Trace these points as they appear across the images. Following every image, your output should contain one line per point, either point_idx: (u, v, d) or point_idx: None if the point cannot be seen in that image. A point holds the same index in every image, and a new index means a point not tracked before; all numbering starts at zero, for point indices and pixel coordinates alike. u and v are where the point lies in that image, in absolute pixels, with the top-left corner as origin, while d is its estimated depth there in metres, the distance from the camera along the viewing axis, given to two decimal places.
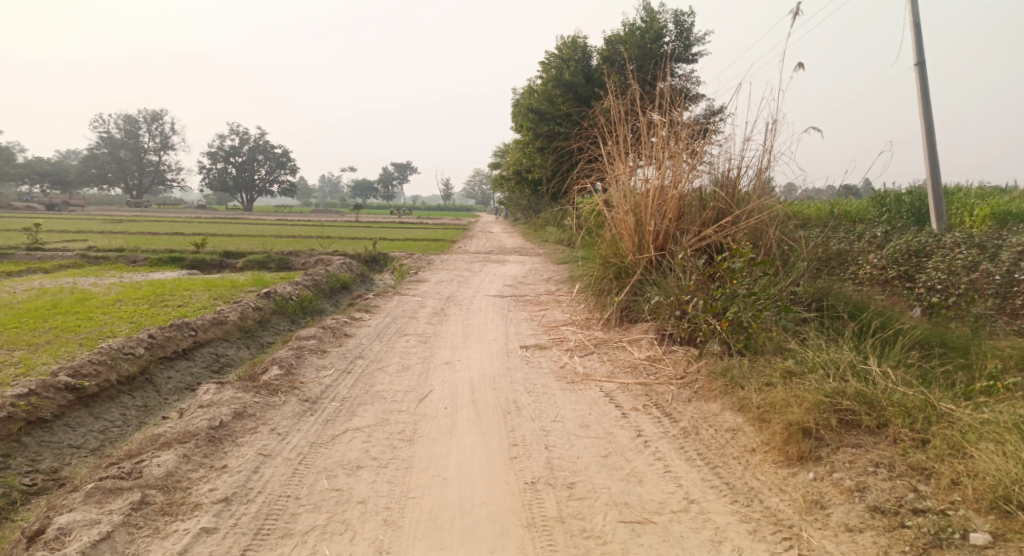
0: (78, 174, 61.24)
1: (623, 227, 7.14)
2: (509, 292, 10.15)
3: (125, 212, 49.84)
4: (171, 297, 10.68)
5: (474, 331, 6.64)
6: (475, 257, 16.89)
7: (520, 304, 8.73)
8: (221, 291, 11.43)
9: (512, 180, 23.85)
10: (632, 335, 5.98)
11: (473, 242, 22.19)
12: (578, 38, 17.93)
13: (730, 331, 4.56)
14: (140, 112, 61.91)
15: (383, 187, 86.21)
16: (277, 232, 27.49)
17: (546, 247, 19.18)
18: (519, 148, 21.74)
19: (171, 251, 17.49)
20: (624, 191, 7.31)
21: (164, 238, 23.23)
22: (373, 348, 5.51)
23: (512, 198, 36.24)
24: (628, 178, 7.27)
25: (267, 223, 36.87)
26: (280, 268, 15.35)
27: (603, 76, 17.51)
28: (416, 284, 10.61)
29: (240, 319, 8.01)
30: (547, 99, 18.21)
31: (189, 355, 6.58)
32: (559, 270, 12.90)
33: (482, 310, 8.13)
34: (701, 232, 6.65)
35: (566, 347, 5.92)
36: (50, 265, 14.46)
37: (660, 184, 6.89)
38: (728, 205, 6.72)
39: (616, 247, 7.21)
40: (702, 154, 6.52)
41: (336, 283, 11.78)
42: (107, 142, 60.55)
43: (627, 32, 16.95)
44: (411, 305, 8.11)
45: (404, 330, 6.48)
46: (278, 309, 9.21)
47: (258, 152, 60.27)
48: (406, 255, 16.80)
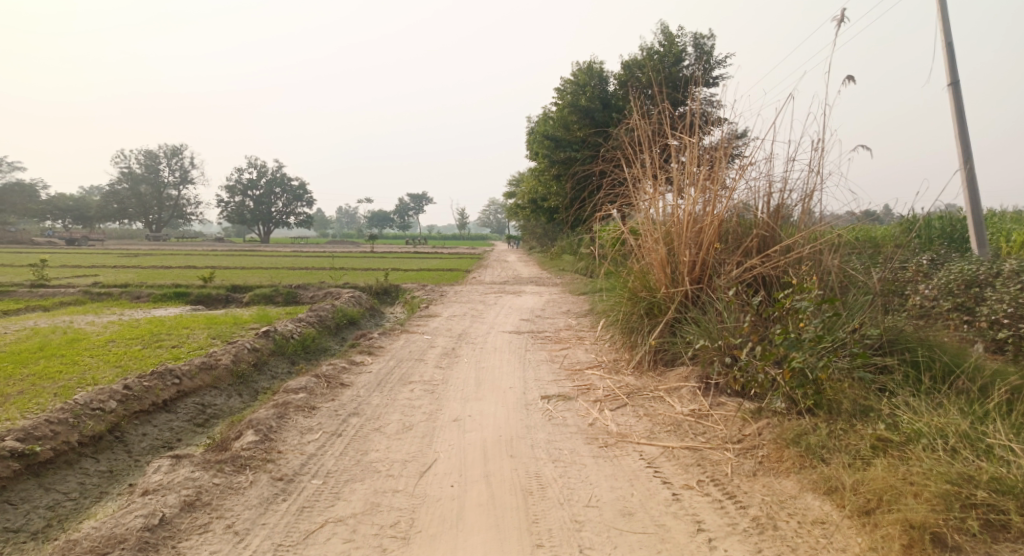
0: (98, 209, 61.90)
1: (653, 257, 6.42)
2: (526, 327, 9.41)
3: (143, 246, 50.09)
4: (168, 336, 10.07)
5: (488, 377, 5.89)
6: (490, 288, 16.21)
7: (538, 342, 7.99)
8: (222, 329, 10.80)
9: (527, 209, 23.28)
10: (672, 383, 5.21)
11: (488, 272, 21.55)
12: (594, 63, 17.41)
13: (796, 383, 3.79)
14: (159, 147, 62.61)
15: (399, 217, 86.50)
16: (289, 264, 27.06)
17: (563, 277, 18.48)
18: (534, 177, 21.20)
19: (177, 285, 16.99)
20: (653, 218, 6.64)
21: (175, 271, 22.87)
22: (373, 401, 4.78)
23: (528, 228, 35.76)
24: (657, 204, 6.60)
25: (281, 255, 36.67)
26: (287, 302, 14.76)
27: (621, 102, 16.97)
28: (427, 319, 9.91)
29: (234, 362, 7.34)
30: (563, 125, 17.69)
31: (171, 407, 5.91)
32: (578, 303, 12.14)
33: (497, 349, 7.38)
34: (744, 262, 5.92)
35: (593, 397, 5.16)
36: (51, 302, 13.96)
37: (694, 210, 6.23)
38: (771, 230, 5.98)
39: (645, 279, 6.48)
40: (740, 176, 5.86)
41: (342, 318, 11.12)
42: (127, 177, 61.29)
43: (644, 56, 16.46)
44: (419, 344, 7.39)
45: (409, 376, 5.76)
46: (276, 349, 8.53)
47: (275, 185, 60.61)
48: (419, 287, 16.17)
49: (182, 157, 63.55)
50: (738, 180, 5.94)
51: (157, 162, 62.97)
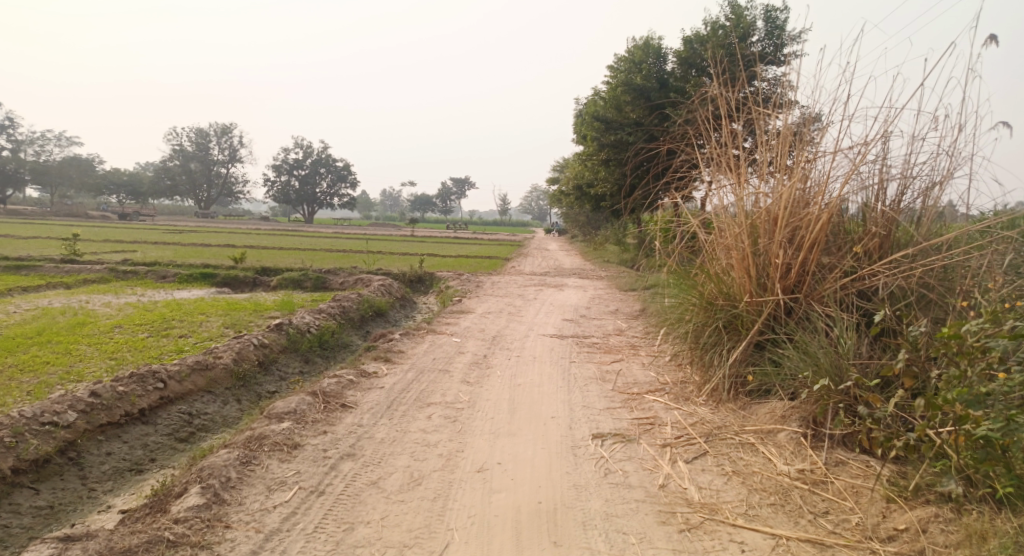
0: (150, 184, 62.87)
1: (736, 259, 5.25)
2: (570, 329, 8.28)
3: (189, 222, 50.47)
4: (179, 323, 9.25)
5: (526, 401, 4.77)
6: (531, 279, 15.06)
7: (585, 351, 6.85)
8: (239, 317, 9.96)
9: (571, 196, 22.00)
10: (763, 422, 4.05)
11: (530, 261, 20.43)
12: (651, 39, 15.96)
13: (980, 461, 2.64)
14: (210, 126, 63.14)
15: (442, 202, 86.10)
16: (327, 246, 26.40)
17: (612, 270, 17.23)
18: (580, 162, 19.93)
19: (207, 265, 16.30)
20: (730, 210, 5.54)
21: (211, 250, 22.33)
22: (377, 434, 3.73)
23: (572, 215, 34.51)
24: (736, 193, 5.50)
25: (320, 236, 36.20)
26: (315, 289, 13.89)
27: (680, 82, 15.57)
28: (459, 316, 8.82)
29: (236, 361, 6.40)
30: (615, 106, 16.36)
31: (150, 418, 4.99)
32: (628, 302, 10.90)
33: (537, 359, 6.27)
34: (857, 270, 4.71)
35: (660, 438, 4.01)
36: (73, 280, 13.36)
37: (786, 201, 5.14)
38: (890, 226, 4.79)
39: (724, 285, 5.34)
40: (850, 158, 4.69)
41: (368, 309, 10.15)
42: (177, 153, 62.04)
43: (709, 31, 15.02)
44: (447, 350, 6.31)
45: (429, 396, 4.69)
46: (288, 345, 7.58)
47: (320, 166, 60.54)
48: (455, 275, 15.16)
49: (231, 136, 64.04)
50: (846, 164, 4.78)
51: (207, 140, 63.57)
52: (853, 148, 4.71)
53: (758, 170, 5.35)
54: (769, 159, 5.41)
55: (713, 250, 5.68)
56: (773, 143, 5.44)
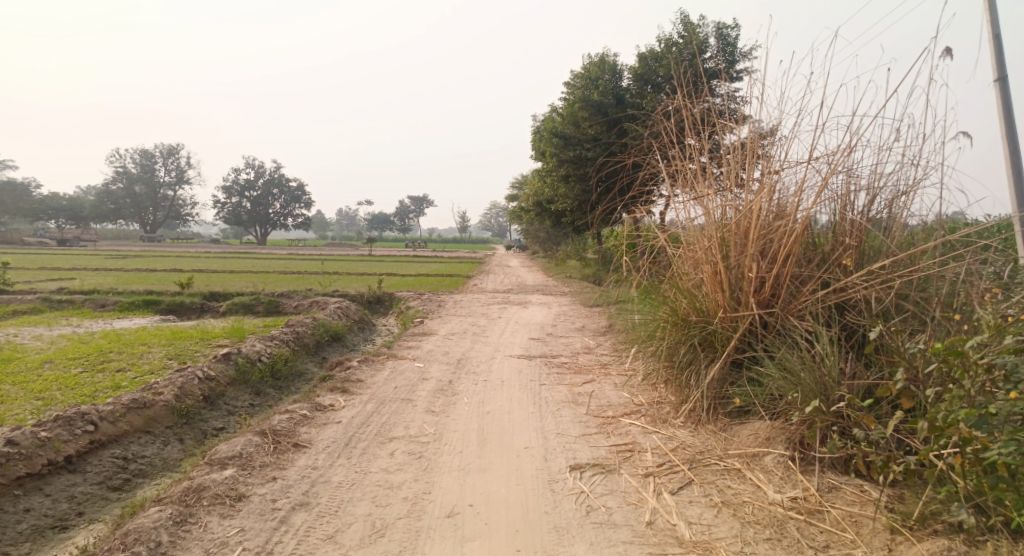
0: (92, 208, 60.53)
1: (708, 276, 5.11)
2: (536, 349, 8.01)
3: (135, 247, 48.67)
4: (118, 356, 8.63)
5: (496, 430, 4.47)
6: (493, 297, 14.76)
7: (554, 372, 6.59)
8: (185, 346, 9.38)
9: (531, 212, 21.82)
10: (747, 445, 3.86)
11: (491, 279, 20.15)
12: (606, 56, 15.94)
13: (994, 487, 2.47)
14: (155, 147, 61.22)
15: (399, 220, 85.27)
16: (281, 268, 25.62)
17: (574, 286, 17.07)
18: (539, 178, 19.80)
19: (151, 292, 15.54)
20: (697, 223, 5.43)
21: (157, 275, 21.40)
22: (335, 478, 3.38)
23: (532, 231, 34.42)
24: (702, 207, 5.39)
25: (275, 257, 35.33)
26: (268, 314, 13.30)
27: (636, 97, 15.59)
28: (420, 339, 8.46)
29: (178, 396, 5.92)
30: (573, 123, 16.27)
31: (78, 466, 4.52)
32: (594, 319, 10.69)
33: (505, 383, 5.98)
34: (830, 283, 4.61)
35: (641, 467, 3.76)
36: (3, 311, 12.49)
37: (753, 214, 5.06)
38: (859, 237, 4.71)
39: (696, 301, 5.19)
40: (817, 169, 4.61)
41: (325, 334, 9.71)
42: (121, 176, 59.94)
43: (663, 47, 15.09)
44: (409, 377, 5.96)
45: (391, 430, 4.35)
46: (238, 376, 7.11)
47: (272, 186, 59.25)
48: (415, 296, 14.78)
49: (178, 157, 62.23)
50: (813, 175, 4.71)
51: (153, 162, 61.61)
52: (819, 159, 4.63)
53: (724, 183, 5.26)
54: (735, 171, 5.32)
55: (681, 265, 5.55)
56: (739, 156, 5.33)
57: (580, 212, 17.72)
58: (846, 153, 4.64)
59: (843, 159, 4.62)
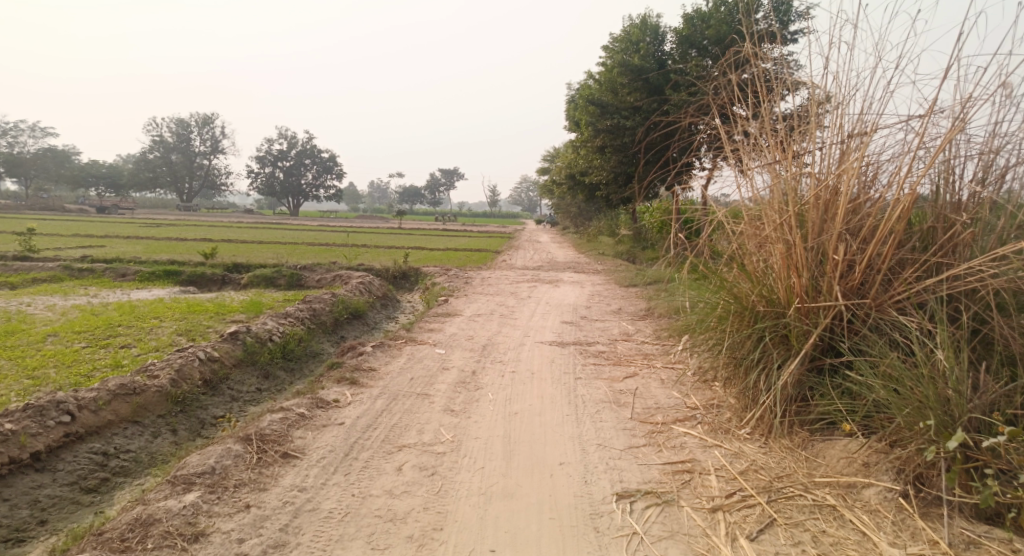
0: (129, 177, 61.22)
1: (781, 259, 4.34)
2: (569, 334, 7.30)
3: (169, 216, 49.06)
4: (127, 330, 8.16)
5: (526, 440, 3.81)
6: (523, 274, 14.02)
7: (590, 363, 5.88)
8: (198, 321, 8.89)
9: (563, 186, 20.94)
10: (839, 472, 3.11)
11: (521, 254, 19.43)
12: (648, 17, 14.84)
13: None
14: (191, 116, 61.42)
15: (430, 193, 84.84)
16: (309, 239, 25.21)
17: (608, 264, 16.26)
18: (573, 149, 18.88)
19: (174, 261, 15.16)
20: (765, 195, 4.67)
21: (184, 245, 21.12)
22: (324, 506, 2.81)
23: (563, 206, 33.48)
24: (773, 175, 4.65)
25: (303, 229, 35.07)
26: (289, 287, 12.79)
27: (679, 62, 14.52)
28: (444, 319, 7.80)
29: (174, 381, 5.35)
30: (610, 89, 15.25)
31: (47, 463, 3.97)
32: (631, 301, 9.90)
33: (536, 376, 5.30)
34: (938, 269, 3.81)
35: (705, 495, 3.07)
36: (22, 279, 12.17)
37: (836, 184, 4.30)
38: (971, 214, 3.92)
39: (764, 285, 4.44)
40: (924, 129, 3.80)
41: (344, 310, 9.11)
42: (157, 145, 60.37)
43: (710, 8, 13.96)
44: (427, 366, 5.32)
45: (402, 435, 3.72)
46: (245, 357, 6.54)
47: (305, 157, 59.04)
48: (442, 270, 14.13)
49: (213, 127, 62.40)
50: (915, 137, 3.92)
51: (188, 131, 61.87)
52: (926, 119, 3.82)
53: (801, 148, 4.49)
54: (814, 134, 4.55)
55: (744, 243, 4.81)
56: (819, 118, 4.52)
57: (616, 184, 16.79)
58: (959, 110, 3.81)
59: (957, 117, 3.79)
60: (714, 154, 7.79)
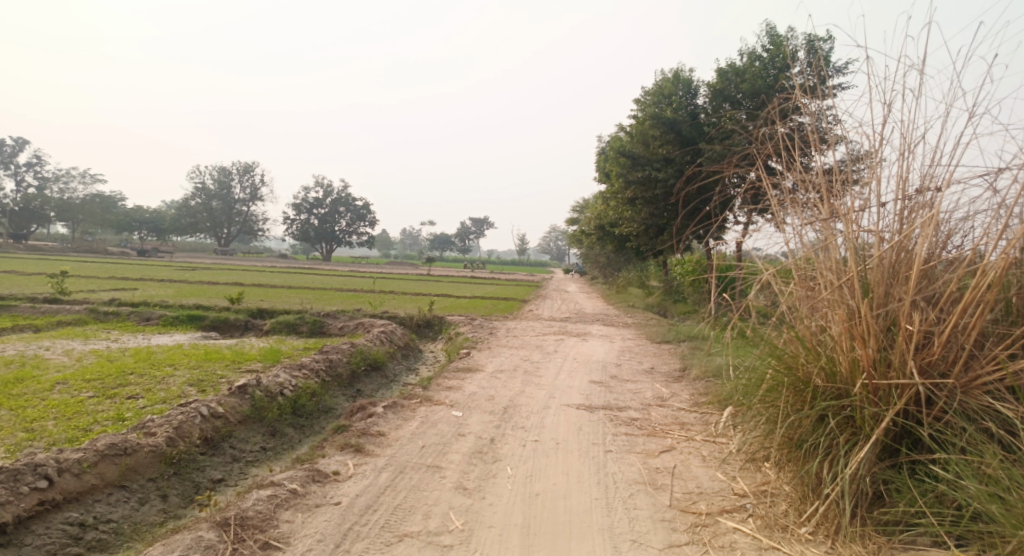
0: (170, 221, 62.84)
1: (844, 328, 3.88)
2: (598, 396, 6.78)
3: (205, 260, 50.01)
4: (137, 378, 7.87)
5: (549, 532, 3.34)
6: (551, 327, 13.53)
7: (622, 432, 5.36)
8: (211, 370, 8.57)
9: (594, 236, 20.54)
10: None
11: (550, 304, 18.97)
12: (681, 70, 14.56)
13: None
14: (231, 163, 63.03)
15: (461, 241, 85.36)
16: (336, 285, 25.06)
17: (639, 318, 15.69)
18: (604, 200, 18.55)
19: (198, 306, 15.03)
20: (820, 252, 4.25)
21: (213, 289, 21.14)
22: None
23: (593, 255, 33.03)
24: (828, 231, 4.24)
25: (333, 275, 35.16)
26: (311, 335, 12.48)
27: (712, 115, 14.14)
28: (465, 375, 7.36)
29: (170, 440, 4.97)
30: (642, 141, 14.93)
31: (15, 537, 3.62)
32: (664, 360, 9.33)
33: (562, 446, 4.82)
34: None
35: None
36: (44, 322, 12.07)
37: (904, 244, 3.90)
38: None
39: (821, 356, 3.97)
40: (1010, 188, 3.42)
41: (362, 362, 8.71)
42: (198, 191, 62.02)
43: (744, 62, 13.61)
44: (442, 431, 4.88)
45: (406, 521, 3.28)
46: (253, 412, 6.15)
47: (339, 204, 59.97)
48: (467, 320, 13.73)
49: (252, 175, 64.01)
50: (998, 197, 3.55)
51: (229, 178, 63.54)
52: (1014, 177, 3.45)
53: (861, 203, 4.10)
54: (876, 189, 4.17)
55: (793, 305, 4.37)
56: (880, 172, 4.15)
57: (647, 237, 16.31)
58: None
59: None
60: (747, 211, 7.30)
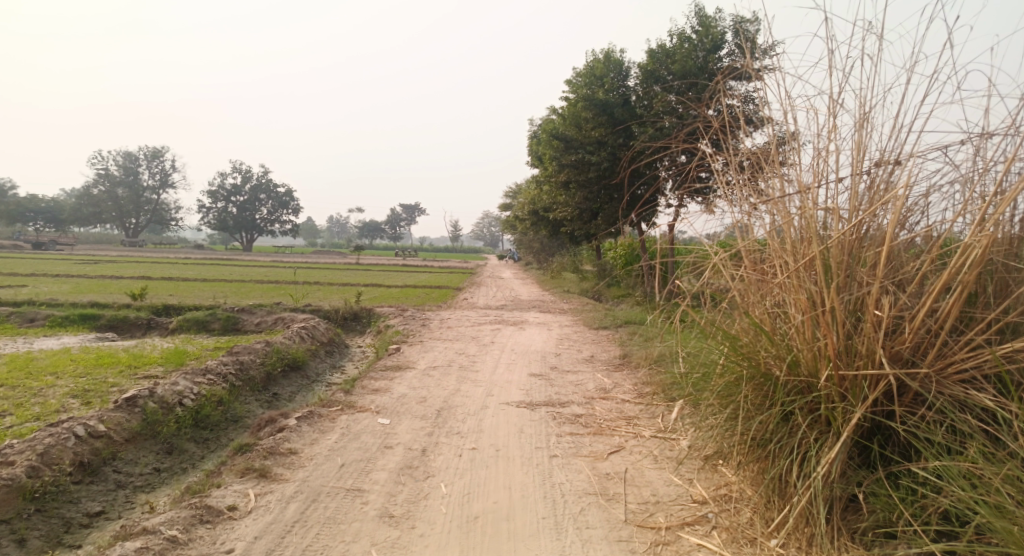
0: (71, 211, 58.43)
1: (806, 313, 3.47)
2: (539, 391, 6.29)
3: (112, 252, 46.75)
4: (10, 391, 6.83)
5: None
6: (485, 315, 12.98)
7: (567, 432, 4.87)
8: (103, 377, 7.58)
9: (527, 221, 20.10)
10: None
11: (483, 292, 18.42)
12: (611, 50, 14.14)
13: None
14: (139, 149, 58.99)
15: (390, 228, 83.47)
16: (256, 276, 23.69)
17: (575, 303, 15.35)
18: (536, 184, 18.08)
19: (96, 304, 13.66)
20: (773, 234, 3.88)
21: (119, 284, 19.53)
22: None
23: (526, 240, 32.63)
24: (783, 211, 3.86)
25: (254, 265, 33.42)
26: (224, 332, 11.47)
27: (644, 96, 13.79)
28: (392, 374, 6.71)
29: (31, 470, 4.15)
30: (574, 123, 14.50)
31: None
32: (604, 347, 8.93)
33: (502, 454, 4.27)
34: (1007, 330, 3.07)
35: None
36: None
37: (865, 222, 3.53)
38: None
39: (781, 345, 3.56)
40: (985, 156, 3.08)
41: (278, 362, 7.91)
42: (102, 179, 57.83)
43: (674, 41, 13.28)
44: (365, 444, 4.25)
45: None
46: (144, 427, 5.32)
47: (259, 192, 57.20)
48: (397, 311, 13.01)
49: (163, 161, 60.21)
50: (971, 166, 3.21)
51: (136, 164, 59.52)
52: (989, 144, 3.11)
53: (815, 179, 3.71)
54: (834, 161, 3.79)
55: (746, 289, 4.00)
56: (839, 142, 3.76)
57: (580, 221, 15.92)
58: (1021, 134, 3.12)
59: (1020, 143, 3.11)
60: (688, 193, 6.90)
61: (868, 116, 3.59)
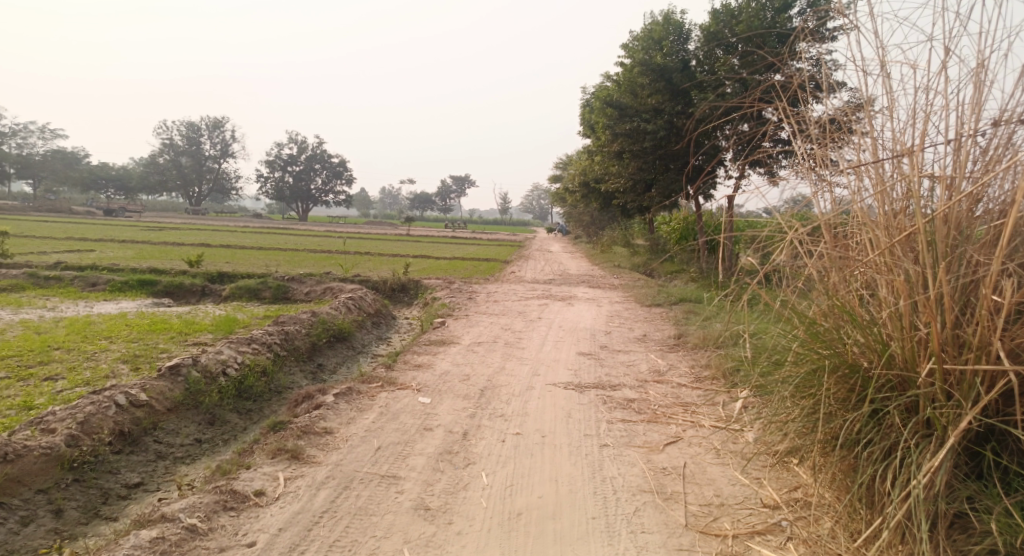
0: (138, 179, 60.56)
1: (905, 300, 3.06)
2: (588, 371, 5.98)
3: (174, 219, 48.27)
4: (63, 355, 6.92)
5: None
6: (534, 289, 12.69)
7: (617, 419, 4.56)
8: (153, 343, 7.64)
9: (578, 193, 19.62)
10: None
11: (533, 265, 18.12)
12: (671, 12, 13.39)
13: None
14: (201, 119, 60.47)
15: (441, 200, 83.80)
16: (310, 245, 23.95)
17: (626, 278, 14.91)
18: (589, 155, 17.54)
19: (153, 270, 13.94)
20: (862, 207, 3.49)
21: (177, 250, 19.99)
22: None
23: (577, 214, 32.08)
24: (877, 179, 3.47)
25: (307, 234, 33.89)
26: (274, 301, 11.52)
27: (706, 61, 13.02)
28: (436, 349, 6.51)
29: (71, 439, 4.10)
30: (630, 91, 13.89)
31: None
32: (658, 326, 8.53)
33: (550, 441, 4.00)
34: None
35: None
36: None
37: (980, 194, 3.08)
38: None
39: (872, 333, 3.19)
40: None
41: (324, 332, 7.82)
42: (166, 148, 59.60)
43: (740, 1, 12.44)
44: (405, 425, 4.04)
45: None
46: (187, 397, 5.26)
47: (314, 161, 58.00)
48: (444, 283, 12.84)
49: (223, 130, 61.60)
50: None
51: (198, 134, 61.08)
52: None
53: (916, 144, 3.31)
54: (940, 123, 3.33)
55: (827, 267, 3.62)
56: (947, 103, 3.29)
57: (634, 193, 15.37)
58: None
59: None
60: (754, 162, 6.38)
61: (986, 70, 3.12)
